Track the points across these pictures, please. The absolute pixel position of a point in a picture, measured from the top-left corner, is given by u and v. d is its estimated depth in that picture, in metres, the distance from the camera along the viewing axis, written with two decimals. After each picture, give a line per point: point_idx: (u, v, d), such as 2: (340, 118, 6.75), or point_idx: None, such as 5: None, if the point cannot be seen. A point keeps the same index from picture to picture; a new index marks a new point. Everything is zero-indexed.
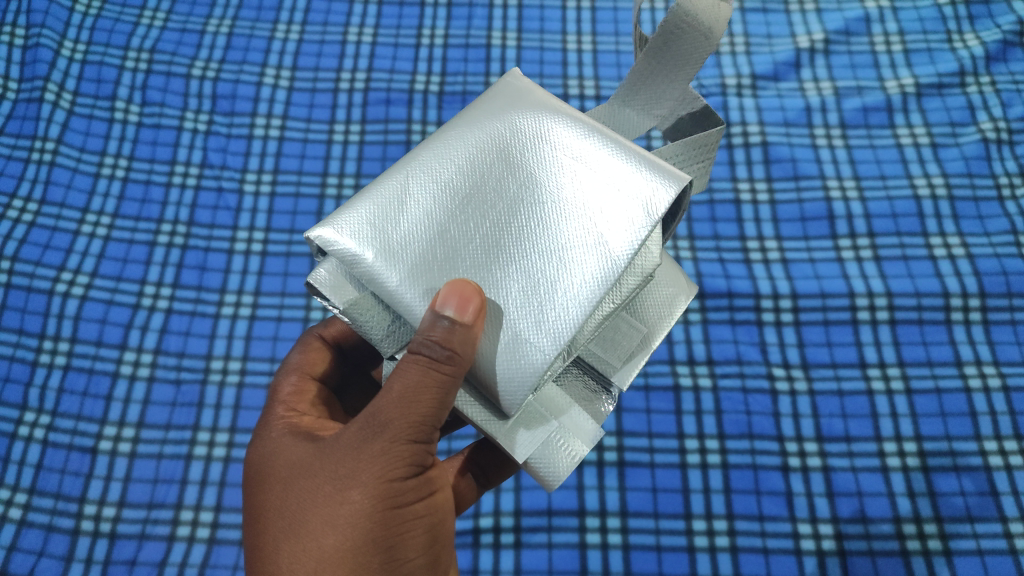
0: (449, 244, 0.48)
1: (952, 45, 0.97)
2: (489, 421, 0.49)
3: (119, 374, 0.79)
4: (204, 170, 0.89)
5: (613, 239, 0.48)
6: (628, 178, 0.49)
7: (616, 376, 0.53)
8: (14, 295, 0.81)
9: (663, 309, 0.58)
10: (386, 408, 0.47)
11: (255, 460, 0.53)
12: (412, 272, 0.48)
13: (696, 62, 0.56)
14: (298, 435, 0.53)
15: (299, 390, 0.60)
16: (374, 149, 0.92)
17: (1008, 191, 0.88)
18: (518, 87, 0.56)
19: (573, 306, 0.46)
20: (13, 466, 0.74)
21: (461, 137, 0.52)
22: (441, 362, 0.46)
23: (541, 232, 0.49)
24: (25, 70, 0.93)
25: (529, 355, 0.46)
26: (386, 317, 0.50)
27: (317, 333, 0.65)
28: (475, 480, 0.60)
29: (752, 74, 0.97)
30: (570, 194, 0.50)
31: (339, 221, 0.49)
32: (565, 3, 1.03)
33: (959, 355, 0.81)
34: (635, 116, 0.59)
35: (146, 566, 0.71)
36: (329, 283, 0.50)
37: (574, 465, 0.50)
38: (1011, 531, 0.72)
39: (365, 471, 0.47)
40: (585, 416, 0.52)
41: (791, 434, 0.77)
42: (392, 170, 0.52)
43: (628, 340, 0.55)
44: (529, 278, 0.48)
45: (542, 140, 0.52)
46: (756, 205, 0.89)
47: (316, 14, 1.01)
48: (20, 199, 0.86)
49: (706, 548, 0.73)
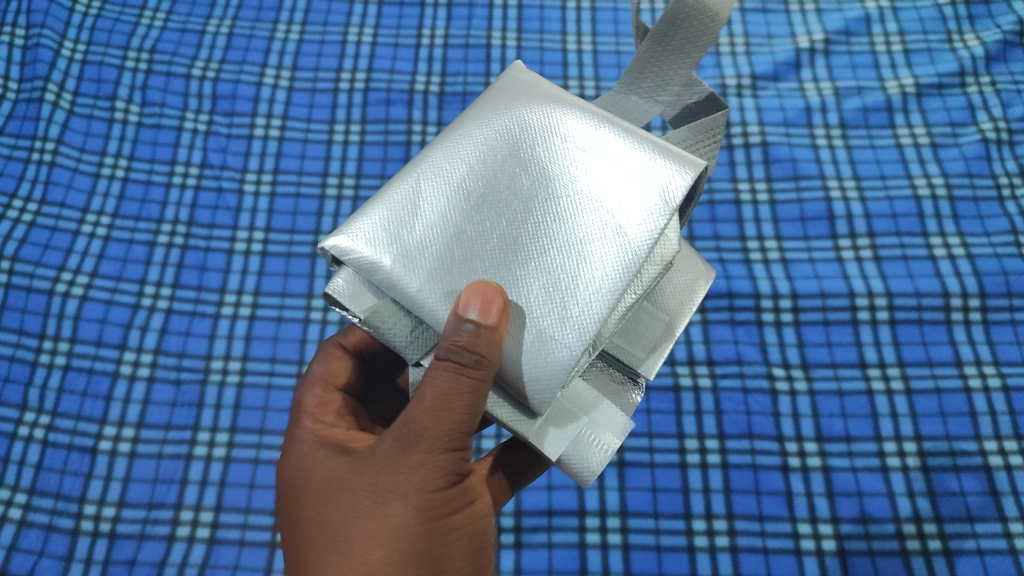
0: (466, 244, 0.48)
1: (953, 44, 0.97)
2: (520, 421, 0.49)
3: (119, 374, 0.79)
4: (204, 170, 0.89)
5: (633, 230, 0.48)
6: (642, 167, 0.50)
7: (642, 368, 0.53)
8: (14, 295, 0.81)
9: (683, 297, 0.57)
10: (420, 419, 0.47)
11: (289, 475, 0.54)
12: (432, 276, 0.47)
13: (700, 46, 0.55)
14: (330, 447, 0.54)
15: (326, 402, 0.60)
16: (374, 149, 0.92)
17: (1008, 191, 0.88)
18: (522, 82, 0.55)
19: (597, 300, 0.47)
20: (13, 466, 0.74)
21: (469, 135, 0.52)
22: (470, 367, 0.45)
23: (559, 227, 0.49)
24: (25, 71, 0.93)
25: (555, 352, 0.46)
26: (408, 322, 0.49)
27: (337, 342, 0.64)
28: (506, 479, 0.60)
29: (752, 74, 0.97)
30: (585, 188, 0.50)
31: (353, 229, 0.48)
32: (565, 3, 1.03)
33: (960, 355, 0.81)
34: (641, 104, 0.58)
35: (145, 566, 0.71)
36: (347, 292, 0.48)
37: (607, 459, 0.50)
38: (1011, 531, 0.72)
39: (405, 484, 0.48)
40: (614, 409, 0.51)
41: (790, 434, 0.77)
42: (401, 173, 0.52)
43: (651, 330, 0.54)
44: (550, 274, 0.48)
45: (552, 134, 0.51)
46: (756, 205, 0.89)
47: (316, 14, 1.01)
48: (20, 199, 0.86)
49: (707, 548, 0.73)
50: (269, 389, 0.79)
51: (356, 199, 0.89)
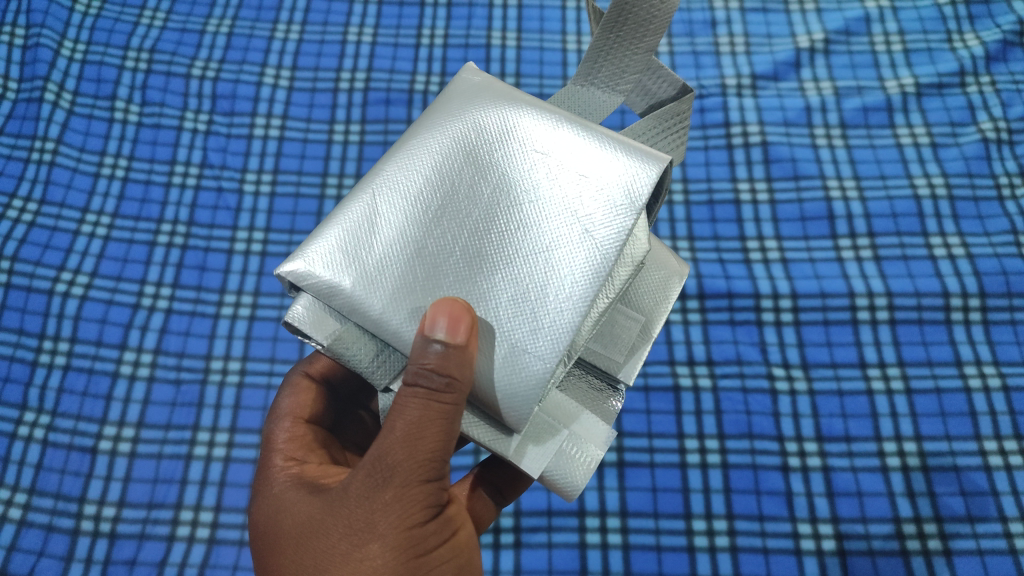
0: (430, 258, 0.48)
1: (953, 44, 0.97)
2: (498, 440, 0.48)
3: (119, 373, 0.79)
4: (204, 170, 0.89)
5: (599, 233, 0.48)
6: (604, 167, 0.50)
7: (622, 372, 0.53)
8: (14, 295, 0.81)
9: (658, 295, 0.57)
10: (392, 451, 0.47)
11: (263, 520, 0.54)
12: (397, 295, 0.48)
13: (655, 30, 0.55)
14: (303, 487, 0.54)
15: (295, 436, 0.60)
16: (374, 149, 0.92)
17: (1008, 191, 0.88)
18: (476, 84, 0.55)
19: (567, 309, 0.47)
20: (13, 466, 0.74)
21: (425, 144, 0.52)
22: (441, 391, 0.45)
23: (523, 234, 0.49)
24: (25, 70, 0.93)
25: (528, 365, 0.46)
26: (373, 346, 0.49)
27: (303, 371, 0.65)
28: (490, 498, 0.60)
29: (752, 74, 0.97)
30: (547, 192, 0.50)
31: (309, 254, 0.49)
32: (565, 3, 1.03)
33: (959, 355, 0.81)
34: (600, 95, 0.58)
35: (146, 566, 0.71)
36: (308, 320, 0.49)
37: (591, 471, 0.50)
38: (1011, 532, 0.72)
39: (382, 523, 0.47)
40: (595, 419, 0.52)
41: (790, 434, 0.77)
42: (358, 189, 0.52)
43: (627, 332, 0.54)
44: (518, 284, 0.48)
45: (509, 138, 0.51)
46: (756, 205, 0.89)
47: (316, 14, 1.01)
48: (19, 199, 0.86)
49: (706, 547, 0.73)
50: (269, 389, 0.79)
51: None
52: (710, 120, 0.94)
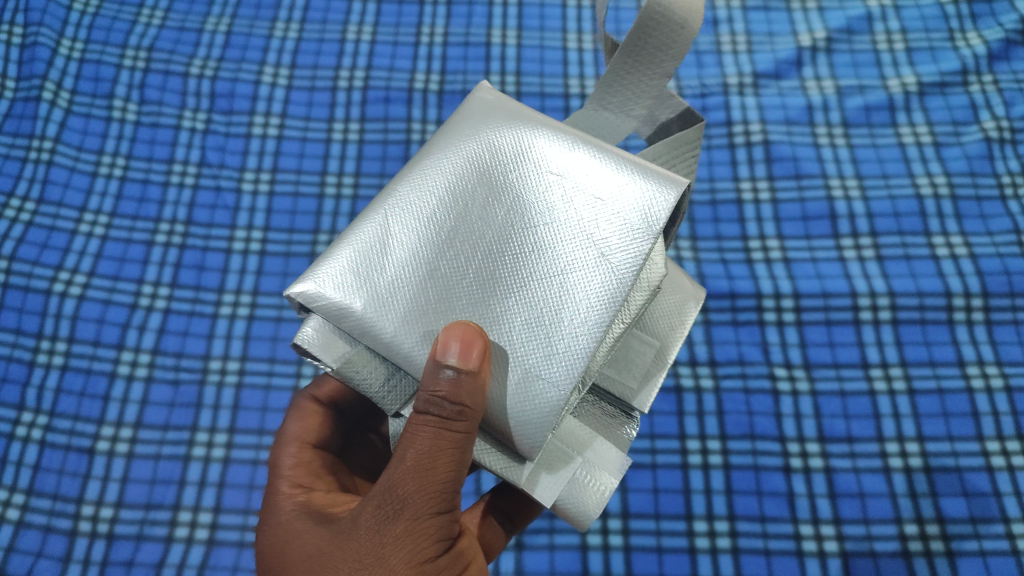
0: (443, 280, 0.48)
1: (955, 43, 0.97)
2: (510, 468, 0.48)
3: (117, 373, 0.78)
4: (202, 169, 0.89)
5: (616, 256, 0.48)
6: (622, 189, 0.49)
7: (636, 400, 0.53)
8: (12, 294, 0.81)
9: (674, 319, 0.57)
10: (402, 482, 0.46)
11: (270, 549, 0.53)
12: (408, 318, 0.47)
13: (673, 55, 0.54)
14: (311, 517, 0.53)
15: (302, 462, 0.59)
16: (373, 148, 0.92)
17: (1011, 190, 0.88)
18: (490, 100, 0.55)
19: (583, 335, 0.46)
20: (11, 467, 0.74)
21: (439, 163, 0.52)
22: (453, 419, 0.45)
23: (538, 257, 0.48)
24: (23, 69, 0.92)
25: (542, 392, 0.45)
26: (383, 370, 0.48)
27: (310, 395, 0.64)
28: (501, 525, 0.59)
29: (754, 72, 0.96)
30: (563, 214, 0.49)
31: (318, 275, 0.48)
32: (565, 2, 1.02)
33: (962, 356, 0.80)
34: (611, 119, 0.58)
35: (144, 566, 0.71)
36: (318, 342, 0.48)
37: (604, 500, 0.50)
38: (1013, 533, 0.72)
39: (393, 557, 0.47)
40: (608, 445, 0.51)
41: (793, 435, 0.77)
42: (369, 208, 0.52)
43: (641, 357, 0.54)
44: (532, 308, 0.47)
45: (524, 157, 0.51)
46: (758, 204, 0.88)
47: (315, 12, 1.00)
48: (17, 199, 0.86)
49: (708, 549, 0.73)
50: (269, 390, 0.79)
51: (355, 198, 0.89)
52: (712, 119, 0.94)
